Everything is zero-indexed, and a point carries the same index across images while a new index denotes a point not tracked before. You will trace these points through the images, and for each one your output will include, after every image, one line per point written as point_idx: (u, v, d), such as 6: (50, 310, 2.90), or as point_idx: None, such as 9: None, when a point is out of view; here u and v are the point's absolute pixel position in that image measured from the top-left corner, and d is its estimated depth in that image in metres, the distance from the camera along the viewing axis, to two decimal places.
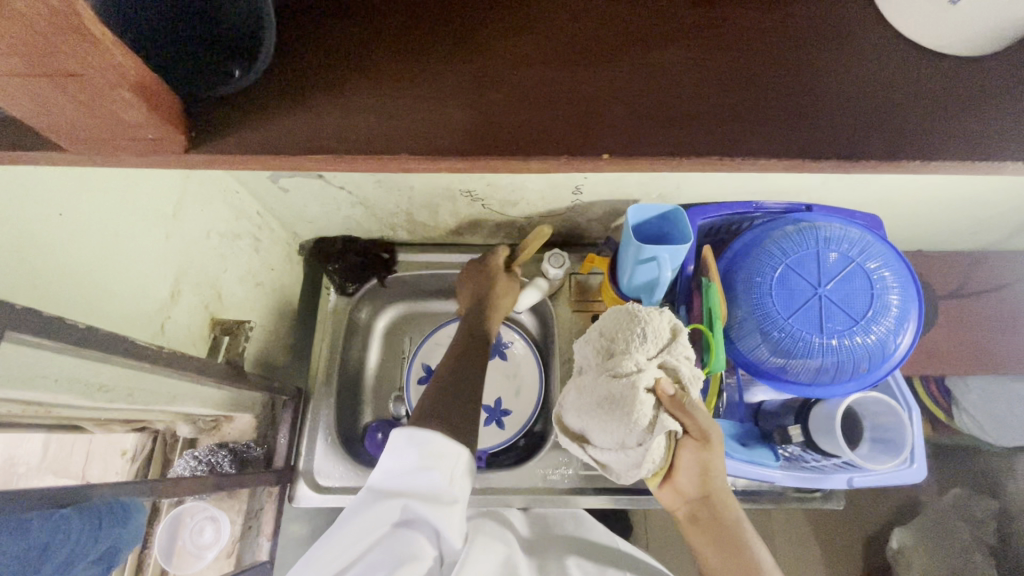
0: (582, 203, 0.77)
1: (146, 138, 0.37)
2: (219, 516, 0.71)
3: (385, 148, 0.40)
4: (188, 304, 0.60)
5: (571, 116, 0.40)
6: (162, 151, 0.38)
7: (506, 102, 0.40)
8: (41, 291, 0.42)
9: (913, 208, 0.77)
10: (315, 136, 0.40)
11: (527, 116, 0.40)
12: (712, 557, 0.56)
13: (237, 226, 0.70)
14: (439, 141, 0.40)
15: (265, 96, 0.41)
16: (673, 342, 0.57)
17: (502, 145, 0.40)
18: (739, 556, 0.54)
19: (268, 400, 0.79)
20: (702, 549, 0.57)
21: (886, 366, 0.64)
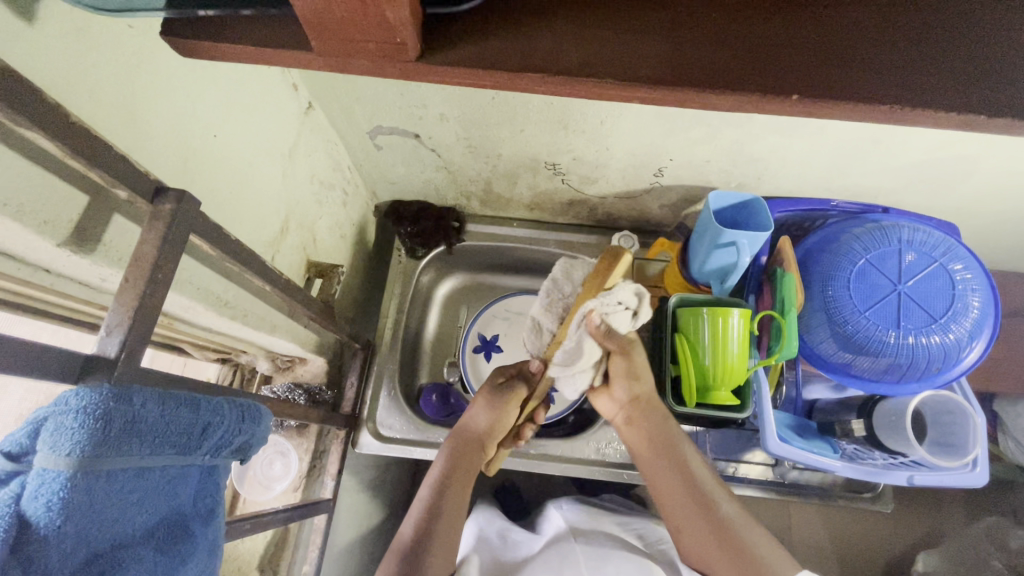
0: (660, 185, 0.78)
1: (389, 40, 0.32)
2: (287, 452, 0.74)
3: (594, 73, 0.34)
4: (291, 242, 0.63)
5: (776, 51, 0.34)
6: (389, 59, 0.34)
7: (717, 35, 0.34)
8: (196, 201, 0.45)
9: (990, 221, 0.77)
10: (509, 55, 0.34)
11: (735, 48, 0.34)
12: (695, 534, 0.62)
13: (331, 176, 0.73)
14: (642, 70, 0.34)
15: (465, 23, 0.36)
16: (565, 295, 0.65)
17: (714, 80, 0.33)
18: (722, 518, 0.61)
19: (339, 349, 0.82)
20: (686, 536, 0.63)
21: (957, 369, 0.65)
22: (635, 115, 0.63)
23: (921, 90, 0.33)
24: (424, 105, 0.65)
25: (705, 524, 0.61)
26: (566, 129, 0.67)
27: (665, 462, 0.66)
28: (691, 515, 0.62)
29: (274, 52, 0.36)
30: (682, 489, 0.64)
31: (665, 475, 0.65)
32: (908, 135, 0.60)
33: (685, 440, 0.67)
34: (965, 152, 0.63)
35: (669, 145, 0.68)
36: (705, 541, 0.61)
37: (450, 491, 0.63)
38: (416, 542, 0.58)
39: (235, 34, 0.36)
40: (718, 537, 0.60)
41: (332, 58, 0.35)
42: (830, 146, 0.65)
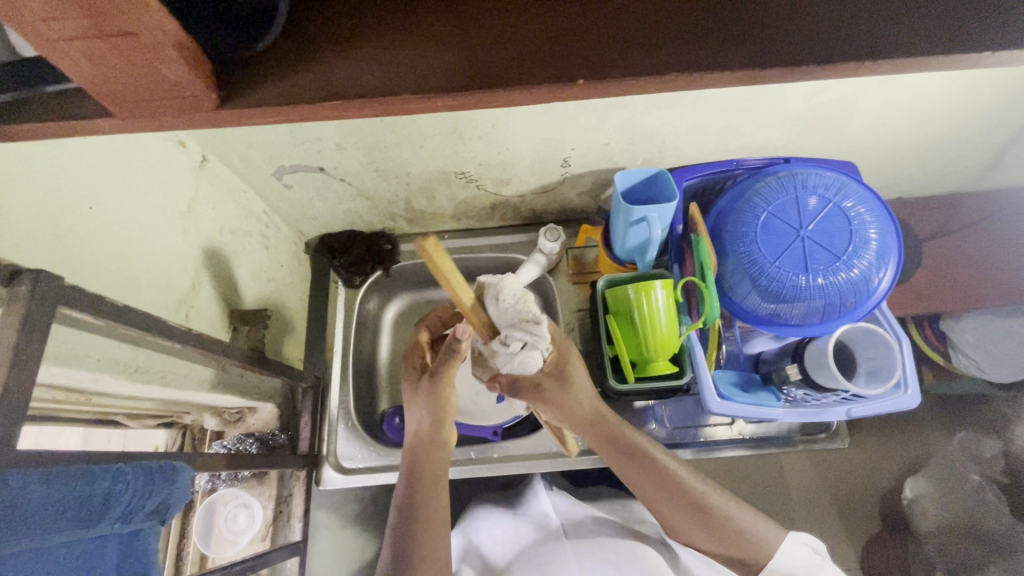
0: (571, 175, 0.80)
1: (176, 94, 0.33)
2: (251, 502, 0.74)
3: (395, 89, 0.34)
4: (208, 296, 0.63)
5: (579, 39, 0.35)
6: (195, 111, 0.35)
7: (515, 33, 0.35)
8: (81, 277, 0.45)
9: (888, 152, 0.80)
10: (312, 89, 0.34)
11: (531, 39, 0.35)
12: (687, 522, 0.67)
13: (245, 224, 0.73)
14: (438, 81, 0.34)
15: (272, 63, 0.36)
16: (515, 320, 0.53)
17: (508, 77, 0.34)
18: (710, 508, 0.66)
19: (289, 391, 0.81)
20: (678, 525, 0.68)
21: (872, 299, 0.68)
22: (523, 112, 0.65)
23: (735, 46, 0.34)
24: (319, 138, 0.66)
25: (689, 516, 0.66)
26: (462, 138, 0.69)
27: (645, 458, 0.67)
28: (673, 511, 0.67)
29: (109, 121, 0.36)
30: (663, 481, 0.67)
31: (648, 483, 0.67)
32: (781, 89, 0.62)
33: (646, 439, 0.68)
34: (840, 93, 0.65)
35: (565, 136, 0.70)
36: (690, 524, 0.67)
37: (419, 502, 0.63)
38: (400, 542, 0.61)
39: (64, 105, 0.36)
40: (707, 524, 0.66)
41: (167, 115, 0.35)
42: (715, 110, 0.67)
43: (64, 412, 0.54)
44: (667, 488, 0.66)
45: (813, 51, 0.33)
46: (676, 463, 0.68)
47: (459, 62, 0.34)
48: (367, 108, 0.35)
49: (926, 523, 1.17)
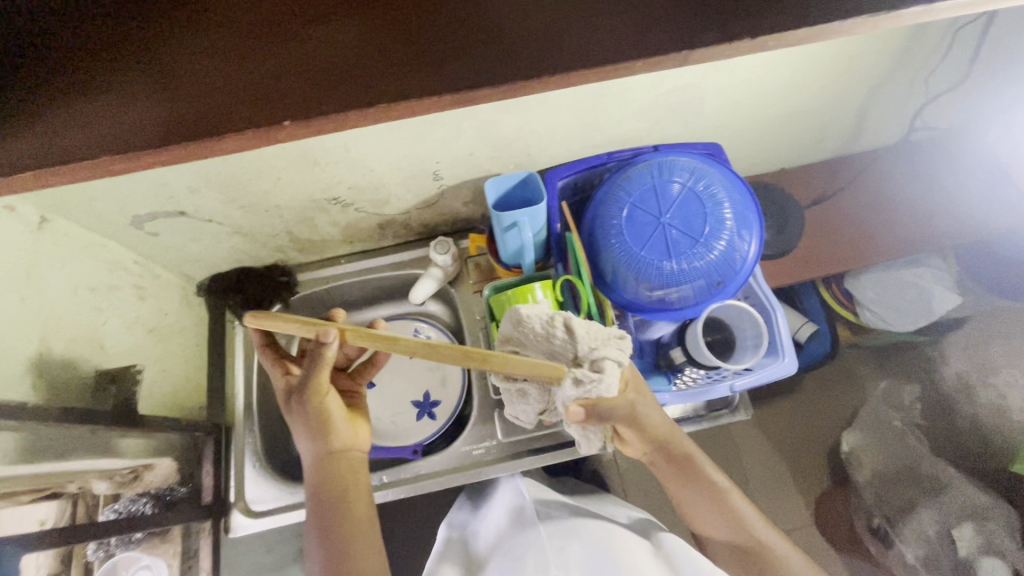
0: (448, 186, 0.80)
1: None
2: (154, 564, 0.69)
3: (97, 154, 0.32)
4: (55, 363, 0.62)
5: (285, 87, 0.32)
6: None
7: (216, 85, 0.32)
8: None
9: (751, 128, 0.83)
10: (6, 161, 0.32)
11: (227, 93, 0.32)
12: (719, 534, 0.67)
13: (111, 277, 0.71)
14: (139, 142, 0.31)
15: None
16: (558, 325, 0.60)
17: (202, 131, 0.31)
18: (744, 526, 0.66)
19: (187, 440, 0.78)
20: (708, 530, 0.69)
21: (738, 275, 0.70)
22: (370, 134, 0.64)
23: (474, 61, 0.32)
24: (165, 183, 0.64)
25: (726, 519, 0.66)
26: (319, 165, 0.68)
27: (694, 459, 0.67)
28: (713, 523, 0.67)
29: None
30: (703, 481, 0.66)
31: (694, 494, 0.67)
32: (618, 84, 0.64)
33: (709, 464, 0.67)
34: (679, 81, 0.67)
35: (425, 151, 0.70)
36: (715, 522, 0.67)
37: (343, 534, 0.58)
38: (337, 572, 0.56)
39: None
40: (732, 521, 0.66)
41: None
42: (564, 110, 0.68)
43: None
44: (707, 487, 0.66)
45: (543, 55, 0.32)
46: (711, 467, 0.67)
47: (169, 113, 0.32)
48: (85, 173, 0.32)
49: (861, 473, 1.22)
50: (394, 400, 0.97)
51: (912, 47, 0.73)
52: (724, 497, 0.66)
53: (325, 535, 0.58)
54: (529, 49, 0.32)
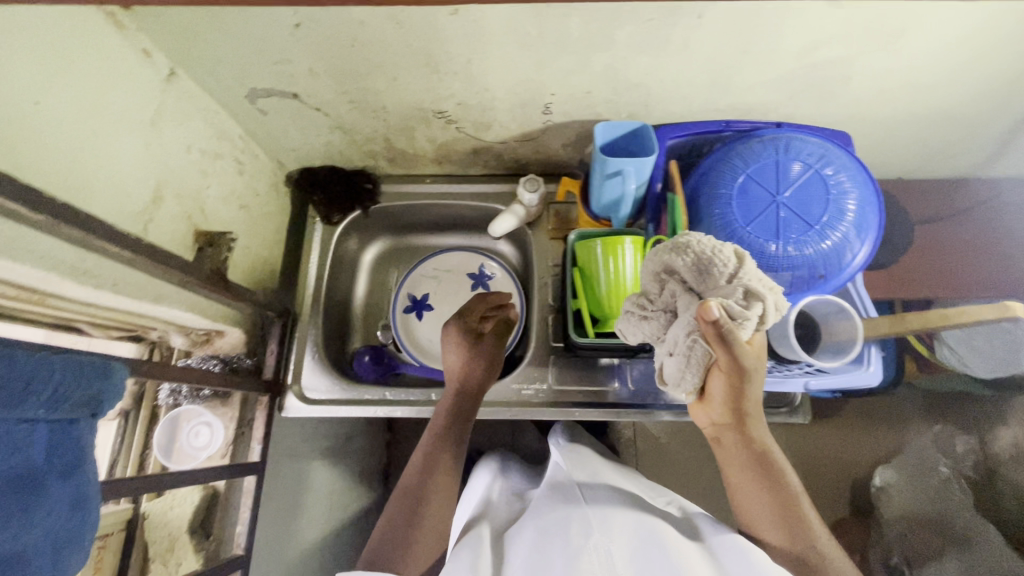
0: (554, 123, 0.78)
1: None
2: (213, 421, 0.76)
3: None
4: (171, 212, 0.63)
5: None
6: None
7: None
8: (48, 172, 0.47)
9: (885, 125, 0.77)
10: None
11: None
12: (767, 506, 0.60)
13: (219, 146, 0.73)
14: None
15: None
16: (747, 266, 0.52)
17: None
18: (790, 500, 0.60)
19: (258, 318, 0.83)
20: (751, 516, 0.61)
21: (843, 274, 0.66)
22: (499, 48, 0.62)
23: None
24: (289, 60, 0.63)
25: (771, 496, 0.60)
26: (438, 72, 0.66)
27: (744, 444, 0.61)
28: (760, 491, 0.60)
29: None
30: (757, 465, 0.61)
31: (743, 462, 0.61)
32: (775, 34, 0.59)
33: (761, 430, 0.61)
34: (835, 53, 0.62)
35: (547, 79, 0.68)
36: (767, 518, 0.59)
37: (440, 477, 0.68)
38: (398, 524, 0.63)
39: None
40: (786, 510, 0.59)
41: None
42: (702, 63, 0.64)
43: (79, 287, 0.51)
44: (755, 477, 0.61)
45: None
46: (754, 458, 0.61)
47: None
48: None
49: None
50: None
51: None
52: (771, 463, 0.61)
53: (395, 502, 0.67)
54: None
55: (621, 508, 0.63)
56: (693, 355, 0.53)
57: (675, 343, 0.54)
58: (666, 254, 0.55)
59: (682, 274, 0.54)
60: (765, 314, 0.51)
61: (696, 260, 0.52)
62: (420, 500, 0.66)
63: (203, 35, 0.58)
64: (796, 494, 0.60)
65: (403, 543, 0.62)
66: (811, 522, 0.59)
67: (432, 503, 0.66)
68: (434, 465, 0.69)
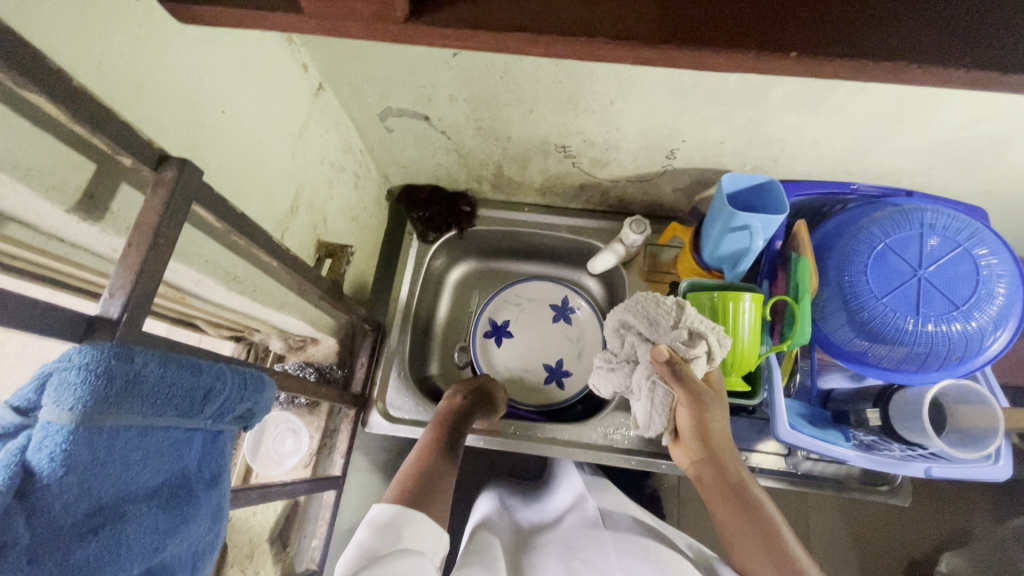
0: (673, 168, 0.77)
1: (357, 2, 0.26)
2: (299, 428, 0.76)
3: (587, 17, 0.27)
4: (301, 222, 0.64)
5: None
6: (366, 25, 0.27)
7: None
8: (219, 178, 0.48)
9: (1022, 204, 0.73)
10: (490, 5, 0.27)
11: None
12: (748, 542, 0.60)
13: (344, 159, 0.74)
14: None
15: None
16: (682, 313, 0.64)
17: None
18: (776, 539, 0.60)
19: (350, 329, 0.83)
20: (743, 553, 0.61)
21: (980, 359, 0.63)
22: (646, 93, 0.62)
23: None
24: (434, 85, 0.64)
25: (756, 533, 0.60)
26: (576, 108, 0.66)
27: (716, 473, 0.63)
28: (742, 528, 0.61)
29: (247, 16, 0.29)
30: (734, 496, 0.62)
31: (723, 500, 0.62)
32: (943, 105, 0.57)
33: (734, 464, 0.64)
34: (998, 129, 0.60)
35: (683, 126, 0.67)
36: (754, 553, 0.60)
37: (434, 472, 0.60)
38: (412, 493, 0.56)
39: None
40: (768, 543, 0.59)
41: (319, 23, 0.28)
42: (850, 126, 0.63)
43: (224, 291, 0.51)
44: (733, 509, 0.62)
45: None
46: (735, 493, 0.62)
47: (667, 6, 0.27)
48: (562, 48, 0.27)
49: None
50: (526, 357, 0.96)
51: None
52: (750, 499, 0.62)
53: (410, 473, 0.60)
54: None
55: (636, 545, 0.66)
56: (656, 393, 0.64)
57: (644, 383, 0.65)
58: (625, 312, 0.69)
59: (637, 329, 0.67)
60: (711, 354, 0.63)
61: (642, 314, 0.66)
62: (432, 476, 0.59)
63: (362, 56, 0.59)
64: (782, 534, 0.60)
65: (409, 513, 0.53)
66: (797, 555, 0.59)
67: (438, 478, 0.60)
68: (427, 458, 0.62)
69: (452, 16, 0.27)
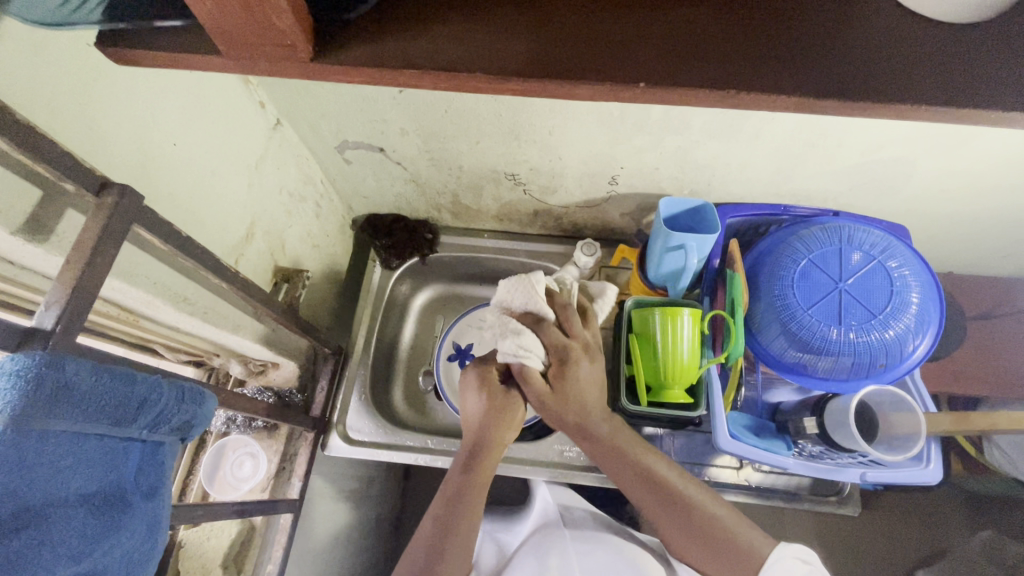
0: (617, 193, 0.81)
1: (278, 42, 0.30)
2: (258, 453, 0.77)
3: (467, 59, 0.31)
4: (257, 247, 0.68)
5: None
6: (285, 62, 0.31)
7: None
8: (168, 205, 0.51)
9: (941, 220, 0.78)
10: (388, 52, 0.31)
11: None
12: (665, 518, 0.58)
13: (304, 189, 0.78)
14: None
15: (385, 9, 0.33)
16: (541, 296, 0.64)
17: None
18: (690, 509, 0.58)
19: (311, 353, 0.85)
20: (666, 533, 0.59)
21: (903, 366, 0.66)
22: (579, 125, 0.67)
23: (850, 32, 0.31)
24: (384, 120, 0.69)
25: (670, 507, 0.58)
26: (518, 139, 0.71)
27: (645, 486, 0.59)
28: (656, 510, 0.59)
29: (177, 57, 0.33)
30: (657, 499, 0.58)
31: (631, 486, 0.60)
32: (843, 134, 0.62)
33: (631, 442, 0.61)
34: (898, 153, 0.65)
35: (619, 154, 0.72)
36: (672, 531, 0.58)
37: (455, 513, 0.59)
38: (438, 538, 0.58)
39: (160, 44, 0.34)
40: (705, 543, 0.56)
41: (239, 63, 0.32)
42: (768, 152, 0.68)
43: (174, 309, 0.54)
44: (670, 520, 0.58)
45: (900, 83, 0.30)
46: (636, 470, 0.60)
47: (540, 46, 0.31)
48: (450, 82, 0.31)
49: None
50: None
51: None
52: (646, 471, 0.60)
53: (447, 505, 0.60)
54: (884, 75, 0.30)
55: (598, 544, 0.69)
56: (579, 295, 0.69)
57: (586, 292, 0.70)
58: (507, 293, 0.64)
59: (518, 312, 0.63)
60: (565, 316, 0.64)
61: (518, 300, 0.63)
62: (466, 510, 0.60)
63: (313, 94, 0.64)
64: (689, 502, 0.58)
65: (438, 550, 0.57)
66: (705, 509, 0.58)
67: (473, 515, 0.60)
68: (457, 492, 0.61)
69: (354, 56, 0.31)
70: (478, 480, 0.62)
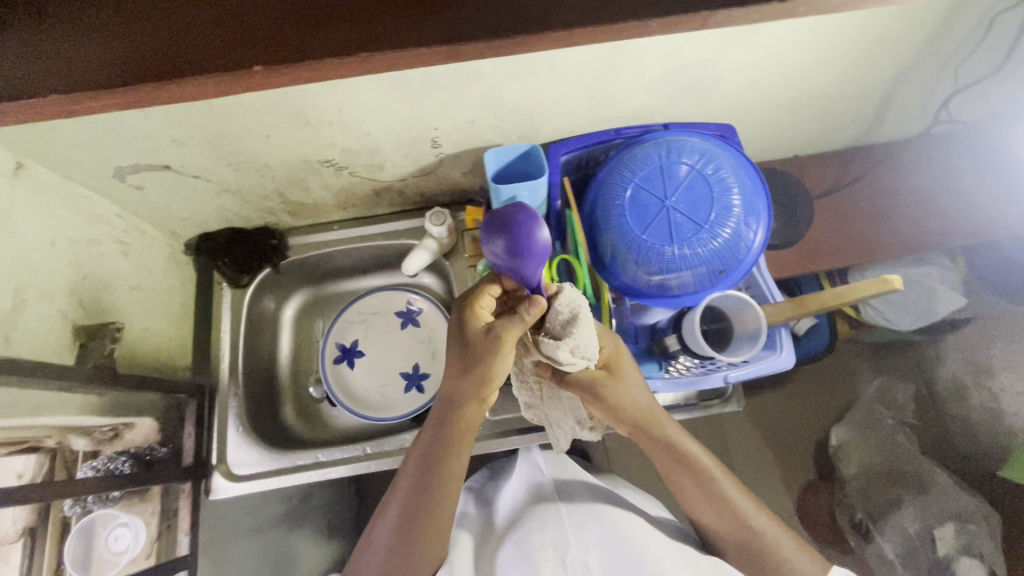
0: (447, 155, 0.77)
1: None
2: (132, 521, 0.72)
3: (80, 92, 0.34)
4: (36, 315, 0.60)
5: None
6: None
7: None
8: None
9: (767, 110, 0.79)
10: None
11: None
12: (711, 519, 0.60)
13: (94, 231, 0.69)
14: None
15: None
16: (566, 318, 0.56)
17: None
18: (736, 510, 0.59)
19: (168, 401, 0.79)
20: (710, 525, 0.61)
21: (743, 266, 0.68)
22: (366, 95, 0.61)
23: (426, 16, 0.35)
24: (148, 135, 0.60)
25: (717, 507, 0.59)
26: (310, 124, 0.64)
27: (701, 490, 0.59)
28: (705, 510, 0.60)
29: None
30: (712, 499, 0.59)
31: (687, 487, 0.60)
32: (633, 51, 0.60)
33: (684, 439, 0.61)
34: (696, 56, 0.63)
35: (426, 116, 0.67)
36: (718, 522, 0.60)
37: (417, 522, 0.57)
38: (400, 529, 0.57)
39: None
40: (746, 547, 0.59)
41: None
42: (573, 83, 0.65)
43: None
44: (716, 519, 0.60)
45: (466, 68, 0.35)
46: (693, 469, 0.60)
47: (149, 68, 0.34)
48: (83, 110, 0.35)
49: (848, 468, 1.11)
50: (383, 370, 0.93)
51: (938, 42, 0.69)
52: (702, 472, 0.60)
53: (420, 470, 0.58)
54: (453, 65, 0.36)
55: (595, 516, 0.64)
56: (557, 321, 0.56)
57: (572, 301, 0.56)
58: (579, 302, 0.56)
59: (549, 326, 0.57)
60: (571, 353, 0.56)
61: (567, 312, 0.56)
62: (431, 504, 0.57)
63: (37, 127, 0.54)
64: (739, 506, 0.59)
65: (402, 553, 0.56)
66: (751, 514, 0.59)
67: (440, 508, 0.57)
68: (416, 493, 0.57)
69: None
70: (435, 480, 0.57)
